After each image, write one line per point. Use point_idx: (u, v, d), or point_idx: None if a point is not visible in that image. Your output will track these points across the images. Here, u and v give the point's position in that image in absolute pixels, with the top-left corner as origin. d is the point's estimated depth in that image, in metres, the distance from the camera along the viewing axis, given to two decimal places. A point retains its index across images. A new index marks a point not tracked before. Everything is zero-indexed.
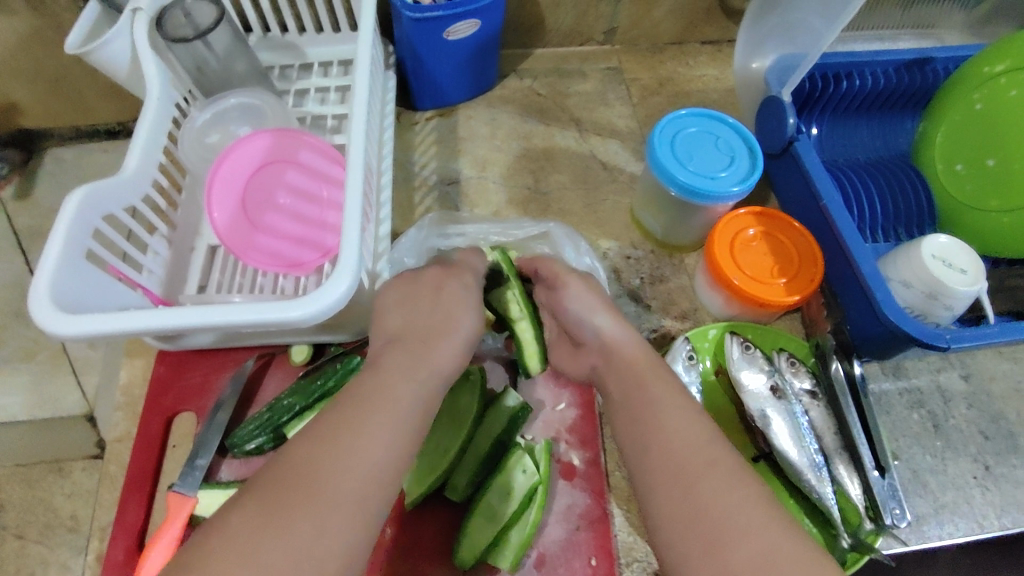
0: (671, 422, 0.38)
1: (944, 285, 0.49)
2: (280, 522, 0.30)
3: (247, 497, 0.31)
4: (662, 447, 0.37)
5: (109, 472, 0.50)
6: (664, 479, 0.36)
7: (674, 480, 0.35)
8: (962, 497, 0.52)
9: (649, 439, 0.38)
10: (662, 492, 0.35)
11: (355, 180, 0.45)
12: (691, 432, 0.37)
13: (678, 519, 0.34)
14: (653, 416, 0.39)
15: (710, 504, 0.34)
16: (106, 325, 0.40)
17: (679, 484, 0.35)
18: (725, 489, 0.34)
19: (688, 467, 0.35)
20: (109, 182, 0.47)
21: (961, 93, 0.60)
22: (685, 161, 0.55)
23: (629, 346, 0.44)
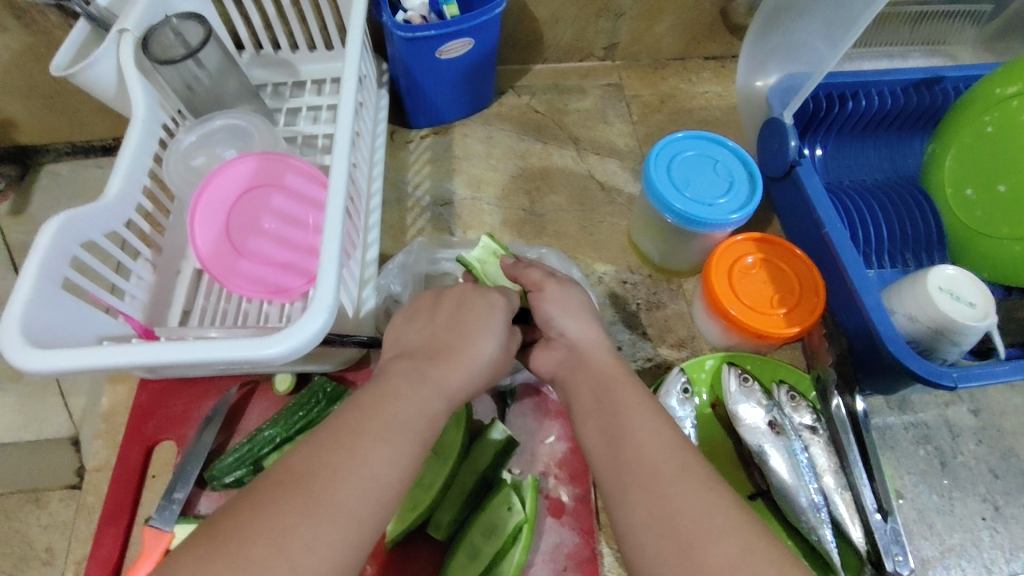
0: (641, 426, 0.37)
1: (952, 320, 0.46)
2: (234, 556, 0.27)
3: (194, 544, 0.28)
4: (632, 447, 0.36)
5: (87, 502, 0.49)
6: (642, 482, 0.34)
7: (646, 486, 0.34)
8: (971, 540, 0.50)
9: (619, 438, 0.36)
10: (635, 498, 0.34)
11: (336, 207, 0.43)
12: (664, 442, 0.36)
13: (644, 521, 0.33)
14: (619, 422, 0.37)
15: (680, 517, 0.32)
16: (76, 360, 0.39)
17: (647, 489, 0.33)
18: (696, 498, 0.32)
19: (662, 470, 0.34)
20: (89, 209, 0.46)
21: (971, 116, 0.58)
22: (683, 187, 0.53)
23: (607, 355, 0.42)
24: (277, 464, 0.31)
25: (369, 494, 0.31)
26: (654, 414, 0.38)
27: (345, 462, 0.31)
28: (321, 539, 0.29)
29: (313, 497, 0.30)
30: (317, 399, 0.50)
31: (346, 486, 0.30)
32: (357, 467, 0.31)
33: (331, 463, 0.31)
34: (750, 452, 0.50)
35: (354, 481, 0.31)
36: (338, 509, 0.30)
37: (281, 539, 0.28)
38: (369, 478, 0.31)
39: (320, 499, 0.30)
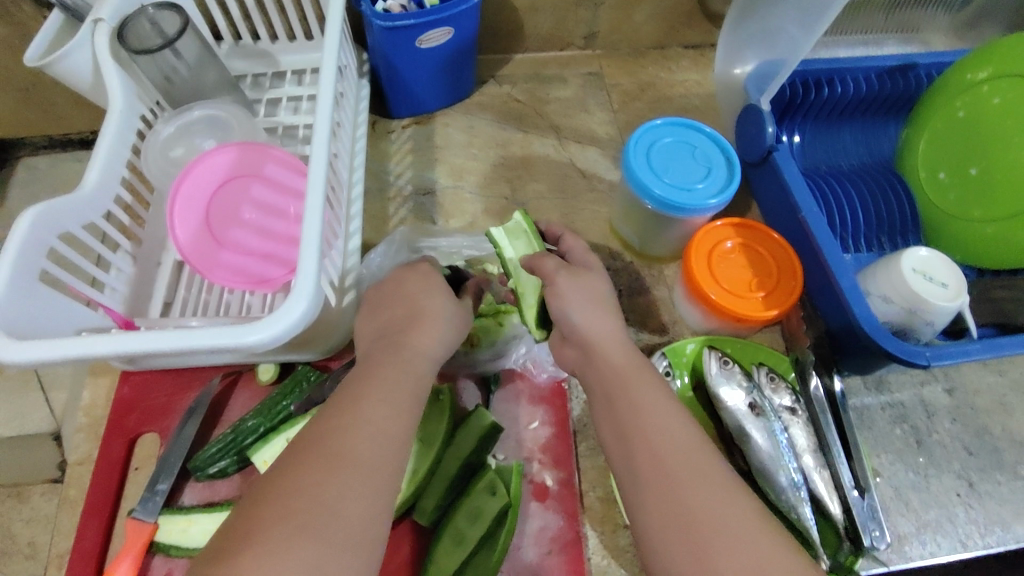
0: (648, 419, 0.38)
1: (923, 300, 0.47)
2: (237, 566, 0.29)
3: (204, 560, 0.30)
4: (641, 439, 0.38)
5: (70, 495, 0.48)
6: (653, 478, 0.36)
7: (662, 482, 0.36)
8: (946, 516, 0.51)
9: (624, 430, 0.39)
10: (650, 493, 0.36)
11: (316, 195, 0.43)
12: (678, 437, 0.37)
13: (659, 513, 0.35)
14: (631, 414, 0.39)
15: (687, 512, 0.34)
16: (55, 349, 0.39)
17: (661, 485, 0.36)
18: (706, 494, 0.35)
19: (669, 465, 0.36)
20: (67, 199, 0.46)
21: (943, 102, 0.59)
22: (661, 173, 0.53)
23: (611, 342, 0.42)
24: (282, 466, 0.34)
25: (370, 484, 0.34)
26: (658, 402, 0.40)
27: (345, 457, 0.34)
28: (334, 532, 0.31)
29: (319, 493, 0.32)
30: (301, 388, 0.50)
31: (354, 480, 0.33)
32: (364, 462, 0.34)
33: (339, 457, 0.34)
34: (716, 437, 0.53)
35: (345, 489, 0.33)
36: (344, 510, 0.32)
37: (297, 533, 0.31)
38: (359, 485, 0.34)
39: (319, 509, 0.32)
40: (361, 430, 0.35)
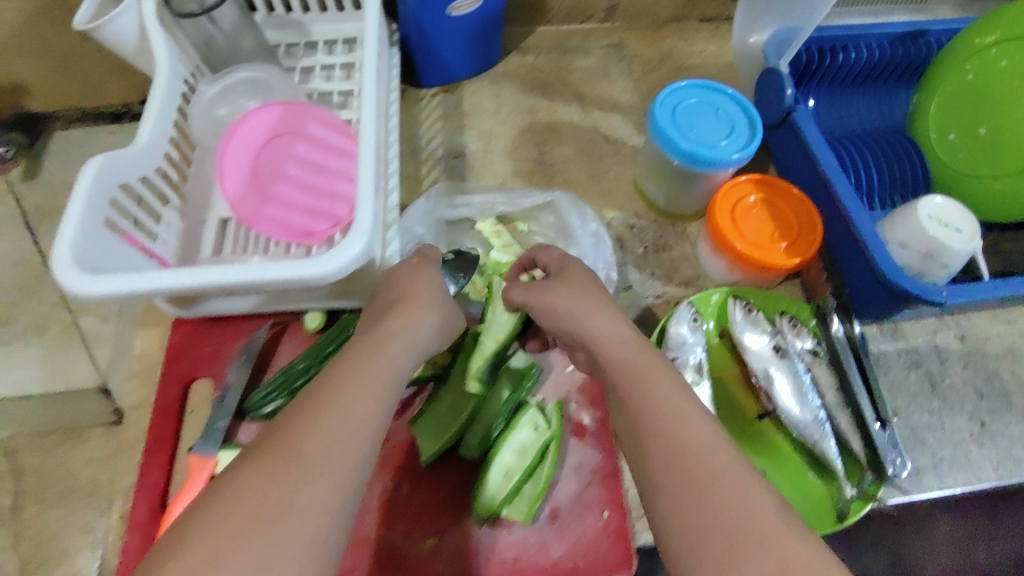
0: (663, 407, 0.35)
1: (941, 244, 0.50)
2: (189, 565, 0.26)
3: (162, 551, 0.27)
4: (657, 430, 0.34)
5: (127, 437, 0.51)
6: (672, 477, 0.32)
7: (682, 482, 0.32)
8: (959, 452, 0.54)
9: (638, 418, 0.35)
10: (669, 492, 0.32)
11: (367, 143, 0.45)
12: (697, 435, 0.33)
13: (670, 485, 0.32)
14: (645, 400, 0.35)
15: (702, 522, 0.30)
16: (127, 284, 0.41)
17: (674, 466, 0.32)
18: (730, 495, 0.31)
19: (690, 460, 0.32)
20: (123, 152, 0.48)
21: (952, 67, 0.62)
22: (687, 131, 0.56)
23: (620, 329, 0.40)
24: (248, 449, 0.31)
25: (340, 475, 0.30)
26: (674, 389, 0.36)
27: (308, 448, 0.30)
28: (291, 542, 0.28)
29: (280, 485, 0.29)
30: (345, 332, 0.52)
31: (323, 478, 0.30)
32: (329, 452, 0.30)
33: (304, 449, 0.30)
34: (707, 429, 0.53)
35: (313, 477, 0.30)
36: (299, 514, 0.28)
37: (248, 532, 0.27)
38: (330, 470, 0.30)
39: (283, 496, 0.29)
40: (331, 419, 0.31)
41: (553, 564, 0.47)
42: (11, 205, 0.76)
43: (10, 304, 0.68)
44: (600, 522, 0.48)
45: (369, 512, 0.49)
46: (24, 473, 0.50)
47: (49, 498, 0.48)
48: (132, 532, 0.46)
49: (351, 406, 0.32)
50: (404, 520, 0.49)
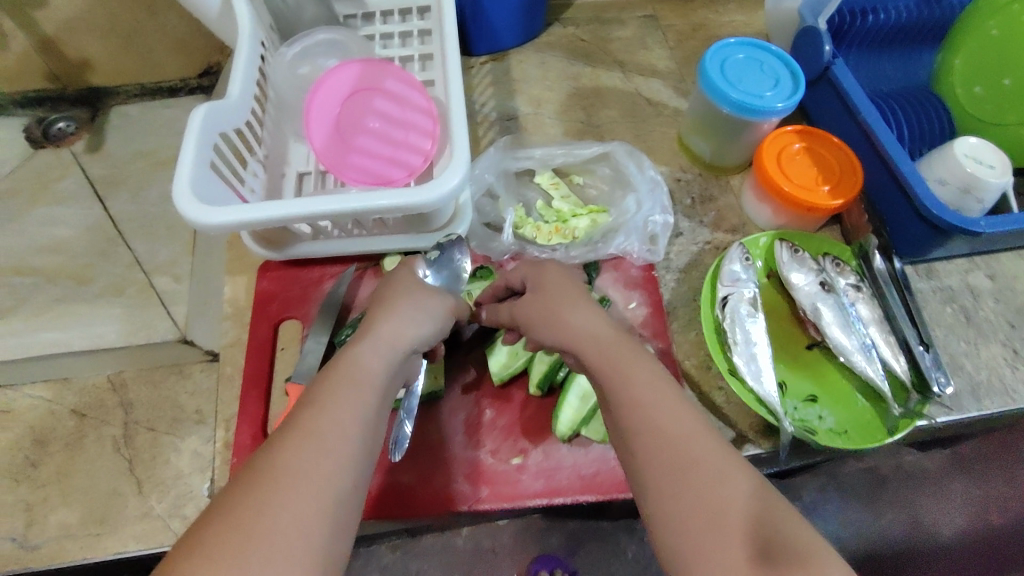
0: (645, 400, 0.36)
1: (977, 179, 0.55)
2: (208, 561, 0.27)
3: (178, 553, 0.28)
4: (637, 425, 0.35)
5: (226, 372, 0.54)
6: (657, 469, 0.34)
7: (668, 467, 0.33)
8: (995, 376, 0.58)
9: (617, 414, 0.36)
10: (653, 484, 0.33)
11: (456, 91, 0.49)
12: (680, 425, 0.35)
13: (658, 466, 0.34)
14: (625, 392, 0.37)
15: (686, 511, 0.32)
16: (244, 215, 0.45)
17: (660, 444, 0.34)
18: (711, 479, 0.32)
19: (675, 447, 0.34)
20: (222, 104, 0.51)
21: (977, 24, 0.67)
22: (735, 83, 0.60)
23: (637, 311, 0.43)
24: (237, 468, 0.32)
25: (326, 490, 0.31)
26: (655, 381, 0.37)
27: (293, 466, 0.31)
28: (282, 555, 0.29)
29: (268, 495, 0.30)
30: None
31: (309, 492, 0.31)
32: (317, 458, 0.32)
33: (290, 467, 0.31)
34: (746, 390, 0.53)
35: (314, 478, 0.31)
36: (283, 532, 0.29)
37: (251, 533, 0.29)
38: (326, 470, 0.32)
39: (286, 490, 0.30)
40: (320, 427, 0.33)
41: None
42: (79, 175, 0.78)
43: (90, 266, 0.72)
44: None
45: (457, 434, 0.52)
46: (133, 405, 0.54)
47: (160, 426, 0.53)
48: (239, 455, 0.50)
49: (334, 412, 0.34)
50: (490, 440, 0.52)
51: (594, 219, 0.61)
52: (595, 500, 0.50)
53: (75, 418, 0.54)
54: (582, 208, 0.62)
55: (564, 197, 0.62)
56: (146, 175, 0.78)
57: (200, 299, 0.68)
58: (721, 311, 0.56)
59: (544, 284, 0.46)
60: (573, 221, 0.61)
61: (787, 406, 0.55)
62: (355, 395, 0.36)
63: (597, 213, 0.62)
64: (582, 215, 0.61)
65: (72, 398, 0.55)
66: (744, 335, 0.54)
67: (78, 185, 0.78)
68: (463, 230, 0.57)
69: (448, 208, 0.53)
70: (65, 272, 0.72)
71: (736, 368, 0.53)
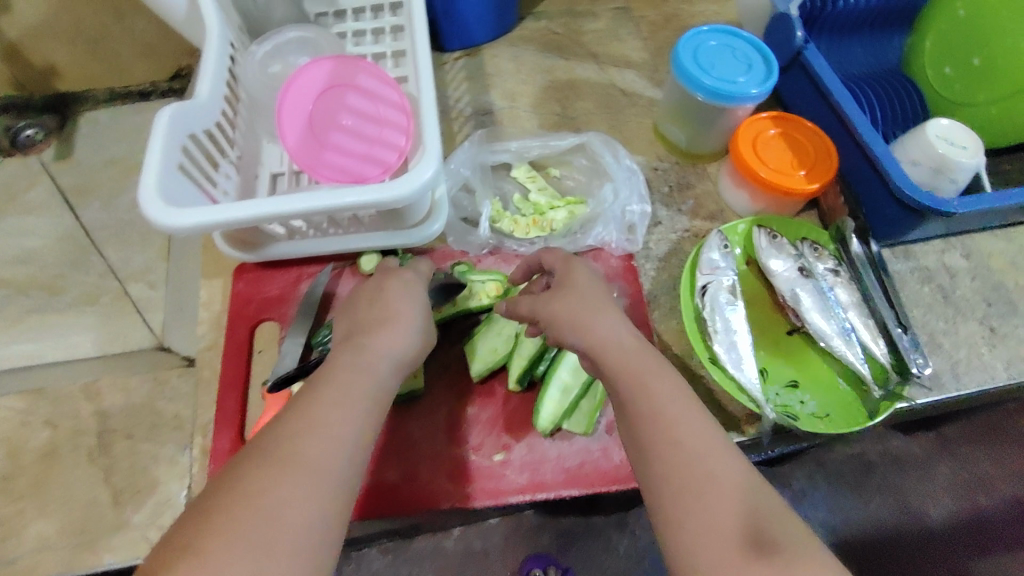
0: (662, 418, 0.37)
1: (949, 160, 0.55)
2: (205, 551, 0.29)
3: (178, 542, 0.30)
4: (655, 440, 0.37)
5: (204, 377, 0.54)
6: (665, 483, 0.35)
7: (685, 486, 0.35)
8: (973, 353, 0.59)
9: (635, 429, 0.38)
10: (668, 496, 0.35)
11: (427, 85, 0.49)
12: (702, 444, 0.36)
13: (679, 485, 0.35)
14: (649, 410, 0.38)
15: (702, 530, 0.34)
16: (214, 216, 0.44)
17: (677, 465, 0.36)
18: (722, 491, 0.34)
19: (691, 464, 0.35)
20: (190, 104, 0.50)
21: (946, 5, 0.68)
22: (709, 69, 0.60)
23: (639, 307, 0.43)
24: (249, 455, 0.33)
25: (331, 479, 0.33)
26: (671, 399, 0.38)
27: (291, 465, 0.33)
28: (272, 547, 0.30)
29: (264, 490, 0.32)
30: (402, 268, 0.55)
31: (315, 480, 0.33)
32: (310, 456, 0.33)
33: (302, 457, 0.33)
34: (728, 377, 0.53)
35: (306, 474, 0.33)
36: (292, 519, 0.31)
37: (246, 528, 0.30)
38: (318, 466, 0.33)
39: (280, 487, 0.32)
40: (316, 429, 0.35)
41: (615, 467, 0.50)
42: (48, 184, 0.77)
43: (62, 277, 0.71)
44: None
45: (440, 431, 0.52)
46: (109, 414, 0.54)
47: (137, 434, 0.54)
48: (217, 459, 0.49)
49: (330, 416, 0.35)
50: (474, 436, 0.51)
51: (572, 211, 0.61)
52: (579, 494, 0.50)
53: (48, 430, 0.54)
54: (559, 200, 0.61)
55: (541, 189, 0.62)
56: (117, 182, 0.76)
57: (178, 305, 0.68)
58: (701, 299, 0.56)
59: (576, 284, 0.44)
60: (550, 214, 0.60)
61: (769, 392, 0.55)
62: (350, 401, 0.37)
63: (575, 204, 0.61)
64: (559, 208, 0.61)
65: (44, 411, 0.55)
66: (724, 323, 0.55)
67: (47, 195, 0.76)
68: (439, 225, 0.56)
69: (424, 201, 0.52)
70: (36, 284, 0.70)
71: (718, 355, 0.53)
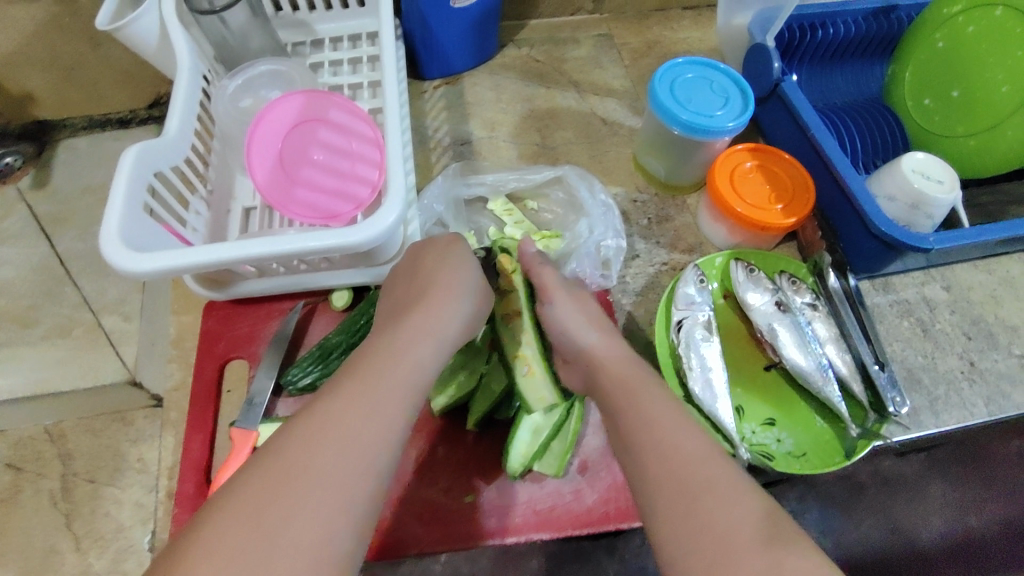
0: (660, 438, 0.38)
1: (925, 196, 0.55)
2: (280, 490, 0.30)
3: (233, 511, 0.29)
4: (658, 466, 0.37)
5: (171, 418, 0.53)
6: (671, 503, 0.35)
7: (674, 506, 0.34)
8: (953, 390, 0.58)
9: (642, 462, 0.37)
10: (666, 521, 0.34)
11: (393, 128, 0.49)
12: (700, 472, 0.35)
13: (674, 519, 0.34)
14: (645, 425, 0.39)
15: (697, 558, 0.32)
16: (174, 261, 0.43)
17: (675, 489, 0.35)
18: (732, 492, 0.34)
19: (694, 467, 0.36)
20: (156, 143, 0.50)
21: (924, 36, 0.67)
22: (685, 103, 0.59)
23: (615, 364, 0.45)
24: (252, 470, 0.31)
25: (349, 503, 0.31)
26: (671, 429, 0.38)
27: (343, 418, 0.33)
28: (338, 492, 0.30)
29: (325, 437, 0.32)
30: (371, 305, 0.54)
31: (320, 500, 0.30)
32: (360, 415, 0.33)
33: (315, 473, 0.31)
34: (703, 415, 0.53)
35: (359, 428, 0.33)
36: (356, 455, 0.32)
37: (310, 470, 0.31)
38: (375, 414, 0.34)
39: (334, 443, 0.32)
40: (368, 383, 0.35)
41: (587, 510, 0.50)
42: (24, 212, 0.76)
43: (35, 308, 0.70)
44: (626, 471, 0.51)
45: (409, 473, 0.51)
46: None
47: (100, 477, 0.59)
48: (181, 504, 0.48)
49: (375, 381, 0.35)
50: (444, 478, 0.51)
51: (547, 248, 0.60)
52: (550, 537, 0.49)
53: (11, 472, 0.60)
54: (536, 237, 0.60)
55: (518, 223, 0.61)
56: (95, 210, 0.76)
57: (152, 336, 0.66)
58: (676, 335, 0.55)
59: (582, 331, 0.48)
60: None
61: (744, 431, 0.54)
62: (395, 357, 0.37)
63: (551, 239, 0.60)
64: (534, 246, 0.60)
65: (6, 452, 0.61)
66: (699, 360, 0.54)
67: (23, 224, 0.75)
68: None
69: (395, 241, 0.51)
70: (8, 315, 0.70)
71: (692, 394, 0.53)
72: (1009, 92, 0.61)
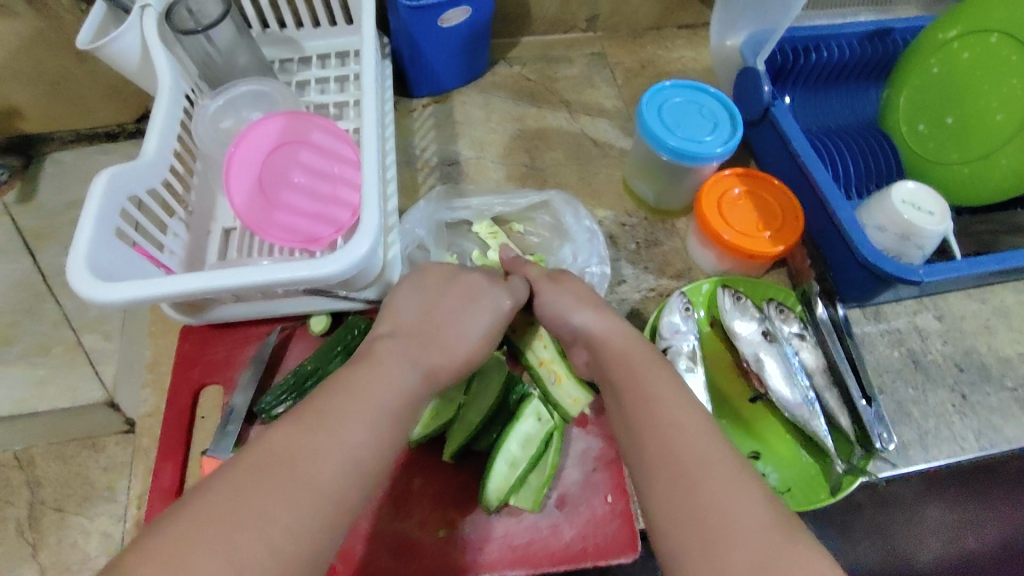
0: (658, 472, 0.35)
1: (915, 227, 0.54)
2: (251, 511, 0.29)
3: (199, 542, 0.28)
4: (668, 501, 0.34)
5: (143, 444, 0.53)
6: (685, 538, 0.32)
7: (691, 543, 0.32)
8: (943, 424, 0.57)
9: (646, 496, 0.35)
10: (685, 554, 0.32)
11: (371, 154, 0.48)
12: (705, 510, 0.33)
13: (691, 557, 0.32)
14: (631, 452, 0.37)
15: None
16: (141, 291, 0.43)
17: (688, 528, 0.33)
18: (725, 492, 0.33)
19: (684, 467, 0.34)
20: (130, 166, 0.49)
21: (919, 60, 0.66)
22: (673, 128, 0.58)
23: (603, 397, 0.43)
24: (221, 485, 0.30)
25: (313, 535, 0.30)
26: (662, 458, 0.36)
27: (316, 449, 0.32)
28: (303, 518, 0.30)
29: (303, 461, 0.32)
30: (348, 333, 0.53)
31: (292, 520, 0.30)
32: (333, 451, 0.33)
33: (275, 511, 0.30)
34: None
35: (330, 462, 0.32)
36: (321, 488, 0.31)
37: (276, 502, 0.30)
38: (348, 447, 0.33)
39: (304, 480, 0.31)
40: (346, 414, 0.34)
41: (564, 546, 0.49)
42: (8, 226, 0.76)
43: (14, 325, 0.70)
44: (605, 506, 0.50)
45: (383, 505, 0.50)
46: None
47: (68, 506, 0.58)
48: None
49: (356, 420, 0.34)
50: (418, 511, 0.50)
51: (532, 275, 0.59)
52: None
53: None
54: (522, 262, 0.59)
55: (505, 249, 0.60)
56: None
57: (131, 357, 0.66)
58: None
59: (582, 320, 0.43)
60: None
61: None
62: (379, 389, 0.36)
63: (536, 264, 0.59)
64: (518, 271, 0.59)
65: None
66: None
67: (6, 238, 0.75)
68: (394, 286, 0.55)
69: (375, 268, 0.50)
70: None
71: None
72: (1004, 120, 0.60)
